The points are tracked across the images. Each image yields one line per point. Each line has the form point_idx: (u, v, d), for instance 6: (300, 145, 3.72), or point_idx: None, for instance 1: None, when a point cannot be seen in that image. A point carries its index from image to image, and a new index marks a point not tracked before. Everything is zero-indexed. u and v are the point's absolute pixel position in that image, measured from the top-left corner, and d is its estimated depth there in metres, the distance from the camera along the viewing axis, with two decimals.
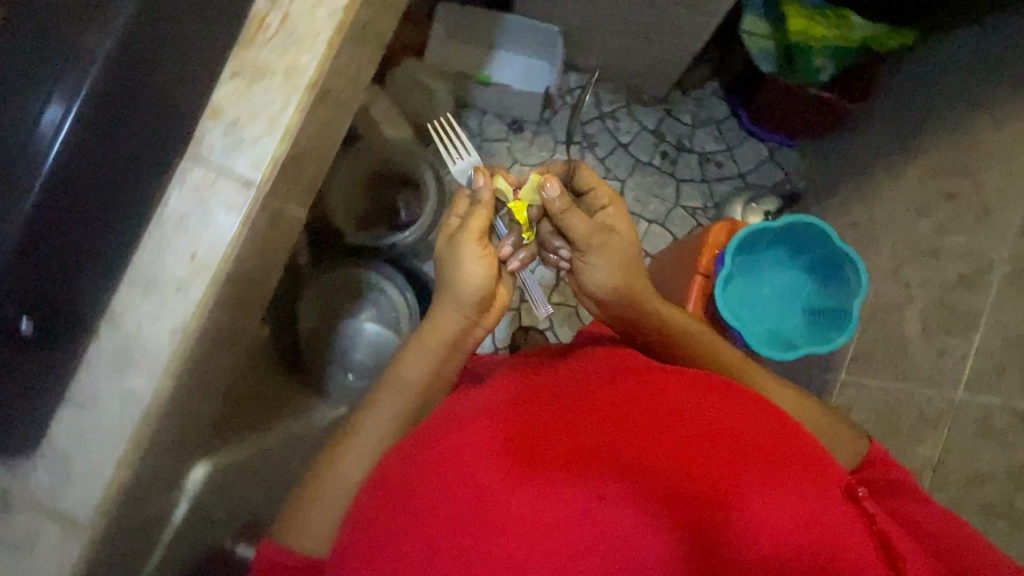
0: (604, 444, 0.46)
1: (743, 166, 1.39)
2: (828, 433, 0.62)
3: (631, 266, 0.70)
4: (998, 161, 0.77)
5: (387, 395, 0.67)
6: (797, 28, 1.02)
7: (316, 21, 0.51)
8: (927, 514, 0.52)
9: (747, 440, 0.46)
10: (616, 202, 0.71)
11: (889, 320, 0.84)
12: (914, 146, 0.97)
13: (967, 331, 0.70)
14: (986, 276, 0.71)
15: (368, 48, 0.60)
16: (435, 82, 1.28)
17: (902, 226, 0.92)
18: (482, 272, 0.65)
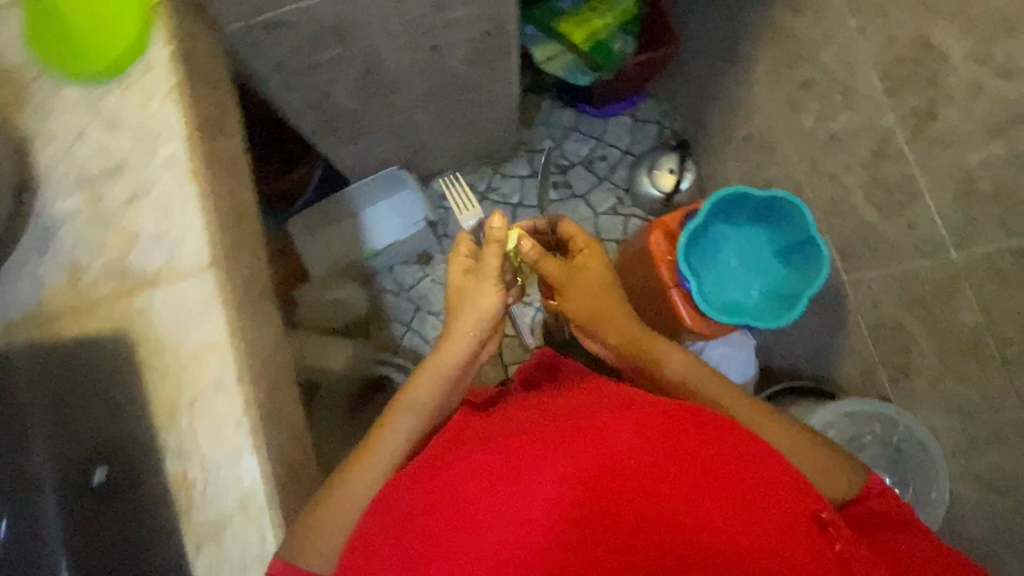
0: (599, 431, 0.51)
1: (621, 143, 1.41)
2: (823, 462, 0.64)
3: (605, 291, 0.77)
4: (823, 40, 0.79)
5: (399, 412, 0.66)
6: (585, 37, 1.05)
7: (232, 444, 0.50)
8: (906, 545, 0.54)
9: (718, 465, 0.48)
10: (591, 246, 0.79)
11: (845, 213, 0.85)
12: (743, 54, 1.00)
13: (916, 198, 0.71)
14: (891, 143, 0.72)
15: (278, 399, 0.58)
16: (339, 292, 1.30)
17: (788, 127, 0.94)
18: (487, 309, 0.69)
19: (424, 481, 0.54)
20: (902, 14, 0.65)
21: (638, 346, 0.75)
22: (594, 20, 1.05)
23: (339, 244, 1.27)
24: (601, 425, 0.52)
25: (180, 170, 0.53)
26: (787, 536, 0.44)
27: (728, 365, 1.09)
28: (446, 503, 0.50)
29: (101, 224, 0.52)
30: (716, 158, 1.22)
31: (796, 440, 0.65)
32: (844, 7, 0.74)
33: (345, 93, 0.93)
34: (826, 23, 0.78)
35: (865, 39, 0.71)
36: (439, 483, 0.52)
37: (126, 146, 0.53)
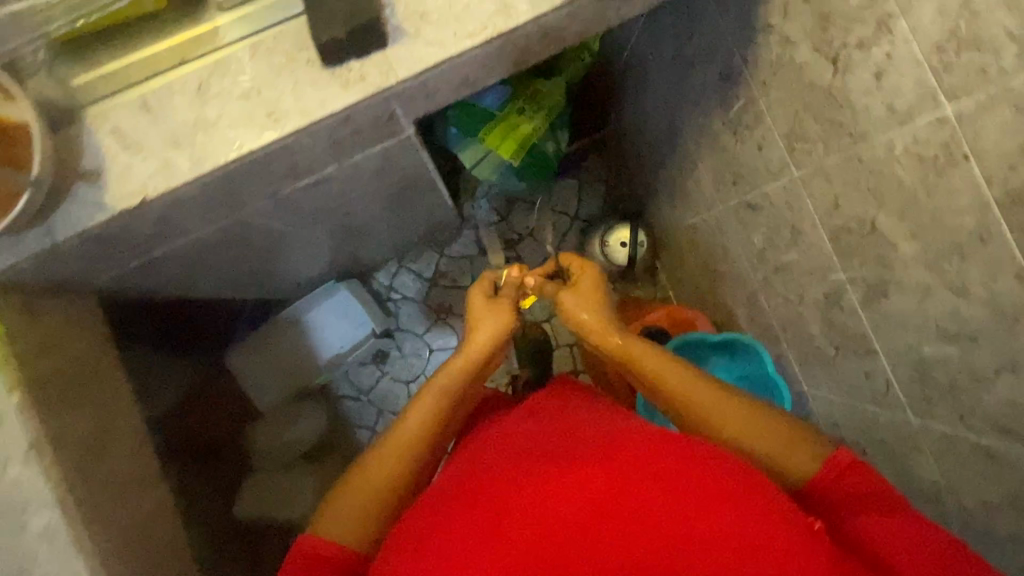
0: (618, 443, 0.52)
1: (570, 208, 1.33)
2: (786, 450, 0.57)
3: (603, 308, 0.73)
4: (766, 174, 0.73)
5: (429, 395, 0.71)
6: (514, 145, 0.95)
7: None
8: (889, 536, 0.50)
9: (728, 479, 0.48)
10: (586, 265, 0.76)
11: (802, 335, 0.82)
12: (686, 150, 0.93)
13: (872, 353, 0.68)
14: (845, 296, 0.68)
15: None
16: (297, 428, 1.23)
17: (738, 236, 0.89)
18: (502, 325, 0.75)
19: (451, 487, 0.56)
20: (846, 187, 0.59)
21: (617, 349, 0.70)
22: (523, 124, 0.95)
23: (287, 363, 1.20)
24: (614, 437, 0.54)
25: (63, 545, 0.46)
26: (791, 540, 0.45)
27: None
28: (475, 505, 0.51)
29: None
30: (667, 229, 1.17)
31: (784, 442, 0.58)
32: (784, 152, 0.67)
33: (255, 261, 0.83)
34: (768, 159, 0.71)
35: (810, 192, 0.66)
36: (465, 492, 0.53)
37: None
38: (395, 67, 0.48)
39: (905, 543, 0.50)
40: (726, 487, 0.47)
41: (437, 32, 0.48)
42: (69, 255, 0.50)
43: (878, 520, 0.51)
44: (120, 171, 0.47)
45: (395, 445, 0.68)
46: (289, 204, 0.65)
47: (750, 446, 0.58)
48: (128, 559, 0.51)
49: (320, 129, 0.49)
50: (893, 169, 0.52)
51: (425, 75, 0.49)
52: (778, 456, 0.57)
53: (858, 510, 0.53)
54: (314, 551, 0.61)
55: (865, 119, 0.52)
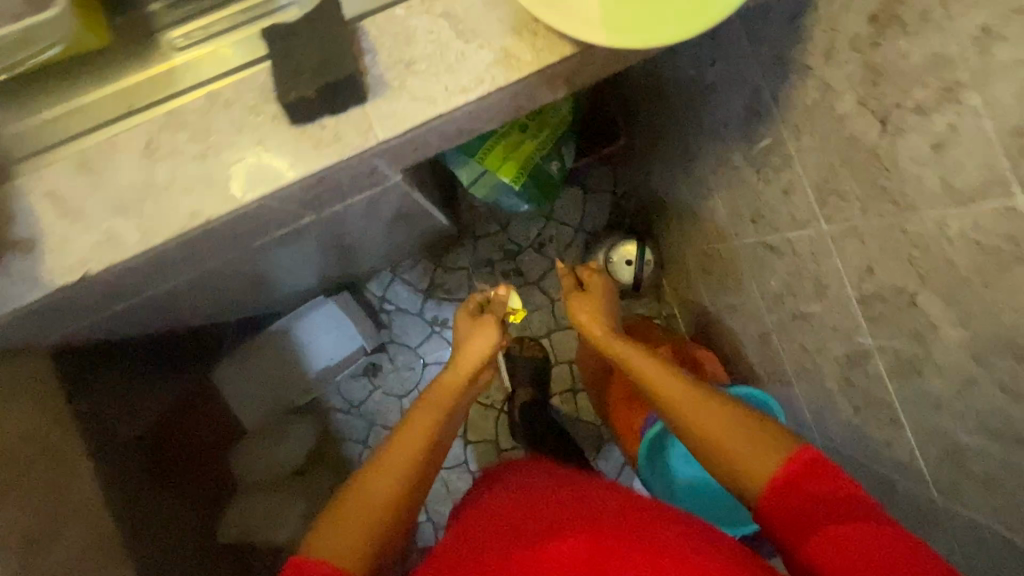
0: (596, 522, 0.54)
1: (574, 220, 1.27)
2: (749, 450, 0.59)
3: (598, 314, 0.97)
4: (790, 220, 0.67)
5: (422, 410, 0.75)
6: (514, 167, 0.88)
7: None
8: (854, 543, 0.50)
9: (711, 559, 0.49)
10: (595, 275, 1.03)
11: (818, 386, 0.77)
12: (701, 176, 0.86)
13: (896, 423, 0.63)
14: (870, 362, 0.62)
15: None
16: (286, 450, 1.19)
17: (753, 274, 0.83)
18: (491, 343, 0.82)
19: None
20: (882, 254, 0.53)
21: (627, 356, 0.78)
22: (525, 145, 0.88)
23: (274, 377, 1.16)
24: (589, 514, 0.55)
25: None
26: None
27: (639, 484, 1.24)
28: None
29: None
30: (676, 250, 1.11)
31: (746, 438, 0.60)
32: (813, 203, 0.61)
33: (235, 292, 0.78)
34: (794, 206, 0.64)
35: (839, 250, 0.59)
36: None
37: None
38: (373, 126, 0.42)
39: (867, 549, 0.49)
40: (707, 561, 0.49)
41: (425, 86, 0.42)
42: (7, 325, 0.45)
43: (839, 528, 0.51)
44: (56, 245, 0.42)
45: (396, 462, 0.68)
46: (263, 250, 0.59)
47: (721, 441, 0.62)
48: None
49: (287, 193, 0.43)
50: (939, 247, 0.46)
51: (409, 133, 0.43)
52: (744, 453, 0.59)
53: (828, 521, 0.52)
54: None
55: (913, 189, 0.46)
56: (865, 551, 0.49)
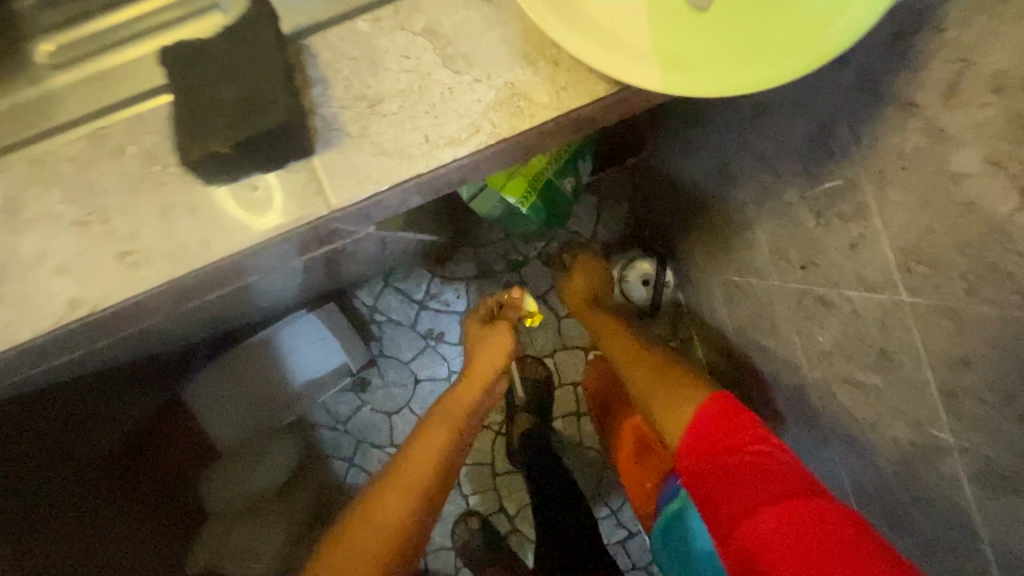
0: None
1: (587, 232, 1.14)
2: (670, 405, 0.73)
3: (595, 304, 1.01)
4: (853, 277, 0.55)
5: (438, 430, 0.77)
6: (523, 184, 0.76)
7: None
8: (790, 516, 0.56)
9: None
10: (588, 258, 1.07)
11: (865, 460, 0.66)
12: (739, 203, 0.74)
13: (971, 533, 0.52)
14: (945, 457, 0.51)
15: None
16: (259, 478, 1.08)
17: (795, 323, 0.71)
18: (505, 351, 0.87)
19: None
20: (988, 346, 0.41)
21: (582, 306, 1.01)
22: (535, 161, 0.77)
23: (249, 395, 1.07)
24: None
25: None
26: None
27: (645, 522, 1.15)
28: None
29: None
30: (699, 274, 0.99)
31: (668, 395, 0.74)
32: (892, 265, 0.49)
33: (186, 324, 0.67)
34: (862, 263, 0.53)
35: (922, 326, 0.48)
36: None
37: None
38: (324, 185, 0.43)
39: (805, 521, 0.55)
40: None
41: (393, 138, 0.43)
42: None
43: (772, 504, 0.57)
44: None
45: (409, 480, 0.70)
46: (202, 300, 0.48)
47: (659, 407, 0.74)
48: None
49: None
50: None
51: (373, 194, 0.44)
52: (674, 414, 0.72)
53: (773, 499, 0.58)
54: None
55: None
56: (799, 524, 0.55)
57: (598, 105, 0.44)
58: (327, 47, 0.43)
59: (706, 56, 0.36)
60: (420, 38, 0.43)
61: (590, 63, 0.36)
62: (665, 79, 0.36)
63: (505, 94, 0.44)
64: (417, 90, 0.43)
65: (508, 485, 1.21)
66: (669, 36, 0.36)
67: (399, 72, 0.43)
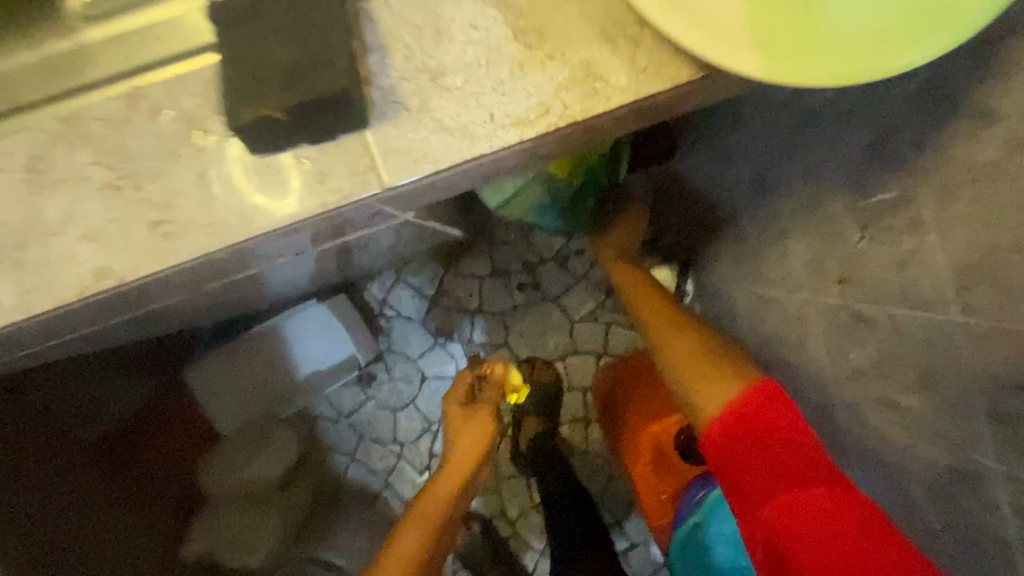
0: None
1: None
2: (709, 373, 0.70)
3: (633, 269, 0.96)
4: (899, 295, 0.53)
5: (415, 526, 0.80)
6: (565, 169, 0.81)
7: None
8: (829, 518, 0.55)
9: None
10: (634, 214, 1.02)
11: (895, 485, 0.64)
12: (774, 213, 0.72)
13: (1010, 566, 0.50)
14: (987, 485, 0.49)
15: None
16: (259, 466, 1.06)
17: (825, 338, 0.69)
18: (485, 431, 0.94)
19: None
20: None
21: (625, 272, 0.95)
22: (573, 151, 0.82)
23: (255, 383, 1.06)
24: None
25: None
26: None
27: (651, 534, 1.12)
28: None
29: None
30: (721, 283, 0.97)
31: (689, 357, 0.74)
32: (944, 282, 0.47)
33: (197, 307, 0.65)
34: (910, 280, 0.51)
35: (974, 346, 0.46)
36: None
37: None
38: (379, 166, 0.40)
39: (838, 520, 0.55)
40: None
41: (455, 114, 0.40)
42: None
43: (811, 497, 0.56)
44: None
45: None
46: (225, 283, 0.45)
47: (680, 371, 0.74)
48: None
49: None
50: None
51: (426, 178, 0.41)
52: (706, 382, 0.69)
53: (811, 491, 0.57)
54: None
55: None
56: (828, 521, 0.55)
57: (674, 88, 0.41)
58: (387, 10, 0.40)
59: (807, 45, 0.35)
60: (490, 8, 0.41)
61: (684, 44, 0.36)
62: (767, 67, 0.35)
63: (579, 73, 0.41)
64: (484, 64, 0.41)
65: (511, 488, 1.19)
66: (764, 19, 0.35)
67: (467, 43, 0.40)
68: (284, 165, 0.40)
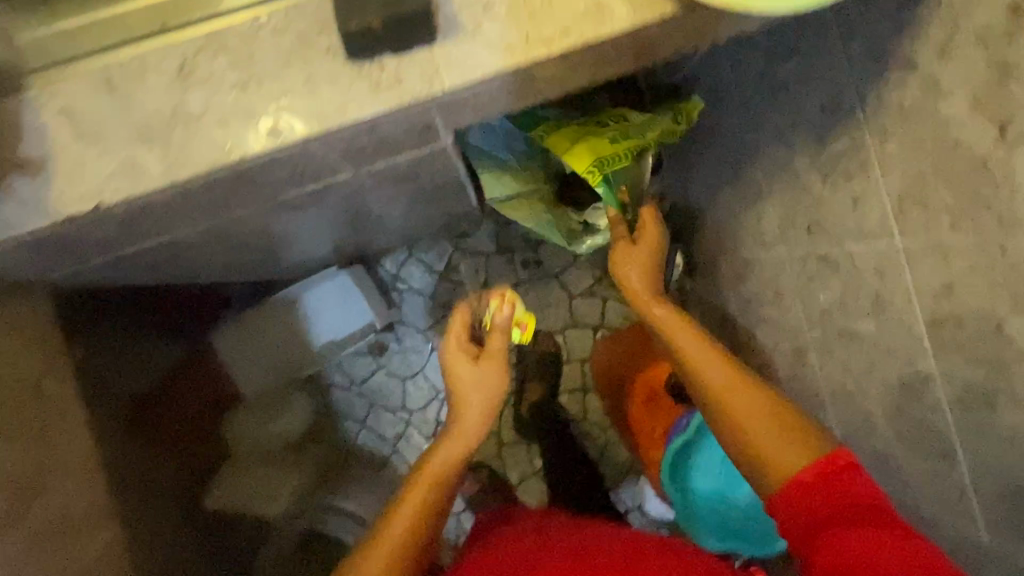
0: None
1: None
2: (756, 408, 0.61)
3: (652, 273, 0.78)
4: (854, 232, 0.62)
5: (421, 481, 0.66)
6: (589, 157, 0.83)
7: None
8: None
9: None
10: (648, 221, 0.80)
11: (857, 411, 0.73)
12: (753, 178, 0.82)
13: (949, 458, 0.58)
14: (928, 389, 0.58)
15: None
16: (283, 423, 1.15)
17: (797, 287, 0.78)
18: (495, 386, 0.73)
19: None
20: (967, 272, 0.49)
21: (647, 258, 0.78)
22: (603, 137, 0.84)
23: (275, 349, 1.12)
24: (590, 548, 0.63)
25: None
26: None
27: (644, 496, 1.19)
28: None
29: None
30: (708, 254, 1.06)
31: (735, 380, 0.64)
32: (887, 212, 0.57)
33: (249, 251, 0.74)
34: (862, 216, 0.60)
35: (912, 265, 0.55)
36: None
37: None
38: (442, 71, 0.43)
39: None
40: None
41: (501, 32, 0.43)
42: None
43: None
44: (73, 168, 0.41)
45: (387, 541, 0.61)
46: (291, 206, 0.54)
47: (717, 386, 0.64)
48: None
49: None
50: None
51: (478, 87, 0.44)
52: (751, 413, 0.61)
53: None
54: None
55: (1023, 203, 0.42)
56: None
57: (666, 43, 0.51)
58: None
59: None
60: None
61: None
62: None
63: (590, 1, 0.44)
64: None
65: (514, 452, 1.26)
66: None
67: None
68: (371, 75, 0.43)
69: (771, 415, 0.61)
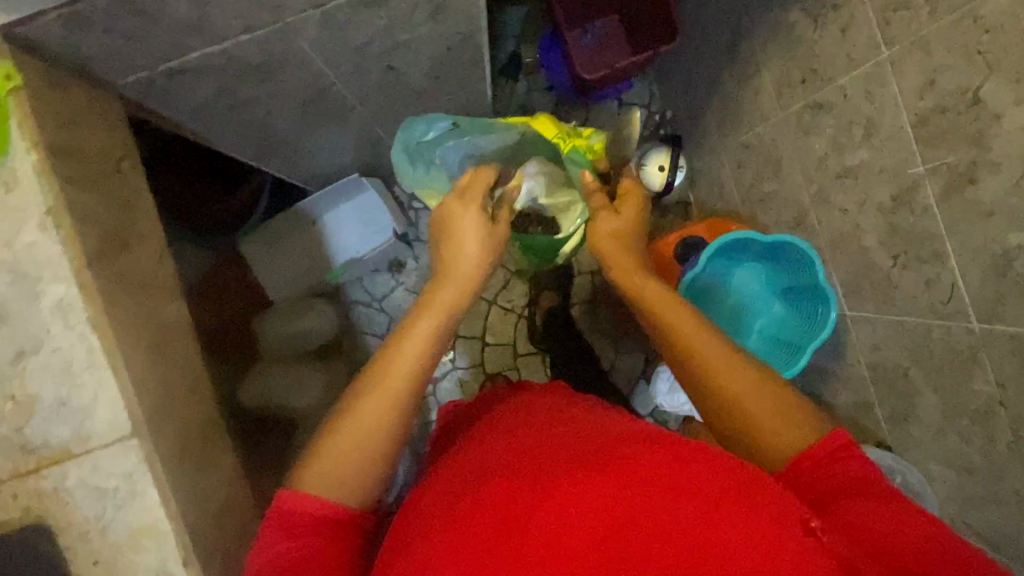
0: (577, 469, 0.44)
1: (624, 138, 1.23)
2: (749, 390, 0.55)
3: (630, 243, 0.72)
4: (845, 63, 0.68)
5: (427, 314, 0.59)
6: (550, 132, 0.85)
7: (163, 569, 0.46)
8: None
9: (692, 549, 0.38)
10: (631, 190, 0.74)
11: (853, 252, 0.77)
12: (749, 52, 0.87)
13: (940, 257, 0.63)
14: (918, 194, 0.63)
15: (212, 520, 0.52)
16: (306, 324, 1.18)
17: (794, 146, 0.83)
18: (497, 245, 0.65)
19: (443, 477, 0.53)
20: (948, 57, 0.55)
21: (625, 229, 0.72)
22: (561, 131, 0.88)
23: (302, 257, 1.15)
24: (602, 424, 0.52)
25: (119, 413, 0.45)
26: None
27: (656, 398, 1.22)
28: (457, 481, 0.50)
29: (38, 457, 0.44)
30: (705, 156, 1.11)
31: (736, 370, 0.56)
32: (874, 30, 0.63)
33: (288, 119, 0.79)
34: (851, 44, 0.66)
35: (900, 73, 0.61)
36: (453, 469, 0.53)
37: (99, 434, 0.44)
38: None
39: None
40: (700, 483, 0.42)
41: None
42: (103, 19, 0.46)
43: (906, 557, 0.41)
44: None
45: (387, 390, 0.54)
46: (337, 30, 0.60)
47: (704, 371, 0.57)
48: (136, 336, 0.49)
49: None
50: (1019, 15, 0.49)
51: None
52: (749, 404, 0.54)
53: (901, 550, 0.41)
54: (298, 511, 0.51)
55: None
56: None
57: None
58: None
59: None
60: None
61: None
62: None
63: None
64: None
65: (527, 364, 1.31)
66: None
67: None
68: None
69: (770, 392, 0.54)
